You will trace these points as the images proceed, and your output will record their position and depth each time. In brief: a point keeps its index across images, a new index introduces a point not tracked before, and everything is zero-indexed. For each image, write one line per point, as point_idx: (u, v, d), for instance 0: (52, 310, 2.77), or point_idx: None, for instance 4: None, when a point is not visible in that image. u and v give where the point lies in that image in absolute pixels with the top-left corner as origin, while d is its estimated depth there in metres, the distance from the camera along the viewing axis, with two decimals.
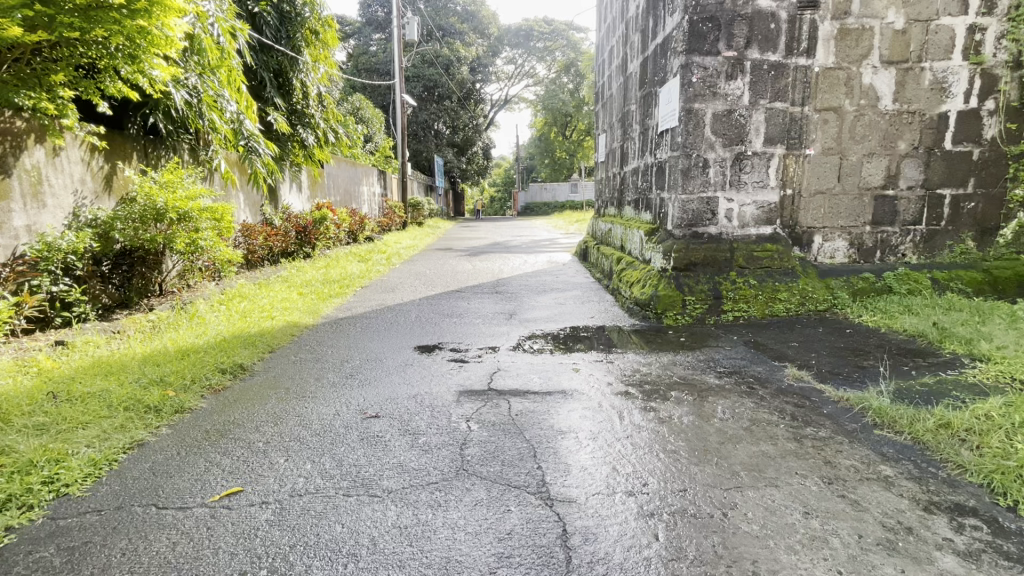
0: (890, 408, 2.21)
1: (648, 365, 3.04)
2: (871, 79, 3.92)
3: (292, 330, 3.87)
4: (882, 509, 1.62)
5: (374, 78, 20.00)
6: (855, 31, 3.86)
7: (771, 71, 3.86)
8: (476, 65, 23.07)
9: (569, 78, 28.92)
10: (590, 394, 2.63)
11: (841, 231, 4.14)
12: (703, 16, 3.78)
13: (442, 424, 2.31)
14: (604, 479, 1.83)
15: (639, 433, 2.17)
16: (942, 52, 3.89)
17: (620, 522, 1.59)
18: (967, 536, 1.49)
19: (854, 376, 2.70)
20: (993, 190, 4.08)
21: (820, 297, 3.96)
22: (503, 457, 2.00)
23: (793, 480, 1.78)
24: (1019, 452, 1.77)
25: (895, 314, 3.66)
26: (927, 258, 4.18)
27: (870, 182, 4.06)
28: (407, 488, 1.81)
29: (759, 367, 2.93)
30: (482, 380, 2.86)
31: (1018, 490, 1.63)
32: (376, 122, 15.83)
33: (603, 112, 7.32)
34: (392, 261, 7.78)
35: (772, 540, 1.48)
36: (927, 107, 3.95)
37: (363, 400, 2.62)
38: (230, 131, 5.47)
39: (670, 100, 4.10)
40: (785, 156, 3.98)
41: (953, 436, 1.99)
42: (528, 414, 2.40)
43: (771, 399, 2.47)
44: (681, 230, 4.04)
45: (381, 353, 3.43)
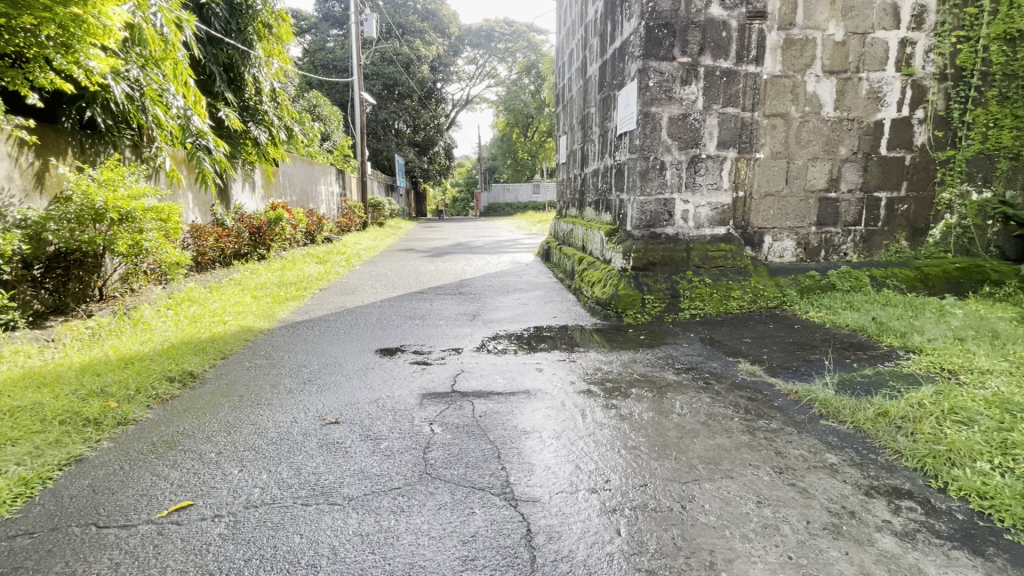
0: (835, 399, 2.34)
1: (610, 363, 3.10)
2: (815, 87, 4.14)
3: (245, 335, 3.72)
4: (828, 495, 1.71)
5: (332, 75, 19.57)
6: (799, 41, 4.06)
7: (723, 77, 4.00)
8: (436, 64, 22.85)
9: (530, 79, 29.09)
10: (553, 393, 2.66)
11: (789, 231, 4.34)
12: (659, 22, 3.89)
13: (405, 428, 2.27)
14: (567, 478, 1.85)
15: (601, 430, 2.21)
16: (878, 64, 4.14)
17: (583, 519, 1.61)
18: (903, 517, 1.59)
19: (803, 370, 2.83)
20: (924, 194, 4.37)
21: (770, 294, 4.14)
22: (467, 459, 1.99)
23: (746, 471, 1.86)
24: (948, 437, 1.90)
25: (838, 309, 3.87)
26: (866, 256, 4.43)
27: (815, 185, 4.28)
28: (368, 495, 1.77)
29: (715, 363, 3.04)
30: (445, 382, 2.84)
31: (948, 473, 1.76)
32: (334, 120, 15.44)
33: (564, 114, 7.41)
34: (352, 262, 7.62)
35: (728, 530, 1.54)
36: (864, 115, 4.20)
37: (322, 405, 2.55)
38: (177, 127, 5.21)
39: (628, 103, 4.20)
40: (737, 159, 4.14)
41: (890, 423, 2.12)
42: (491, 415, 2.40)
43: (726, 394, 2.56)
44: (639, 231, 4.14)
45: (341, 356, 3.35)
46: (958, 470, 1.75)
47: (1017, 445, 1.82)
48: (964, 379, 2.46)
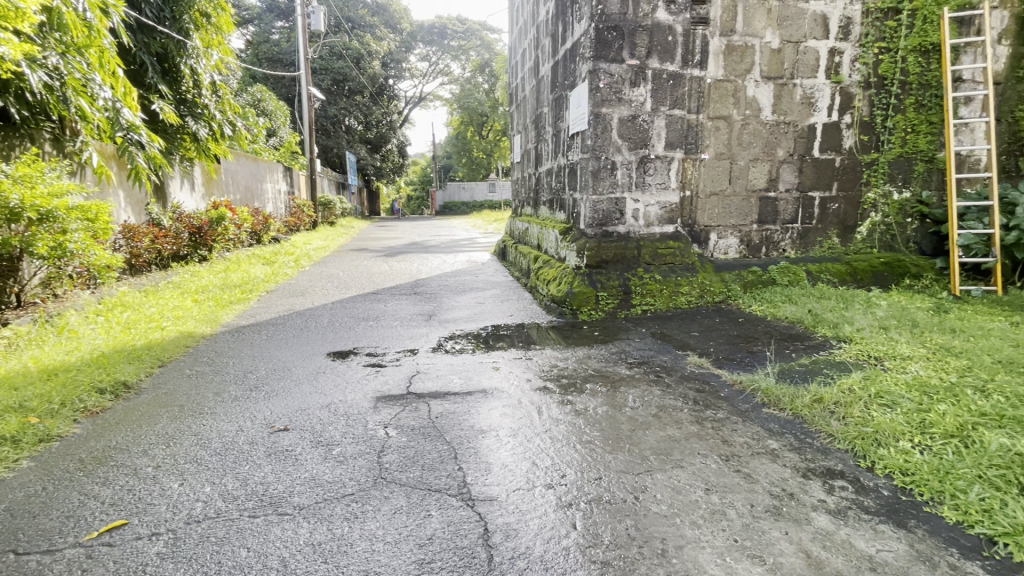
0: (775, 388, 2.47)
1: (565, 360, 3.14)
2: (754, 92, 4.34)
3: (185, 341, 3.52)
4: (770, 479, 1.80)
5: (278, 68, 18.84)
6: (740, 47, 4.25)
7: (670, 80, 4.13)
8: (388, 60, 22.39)
9: (484, 78, 29.04)
10: (510, 391, 2.67)
11: (733, 229, 4.54)
12: (608, 25, 3.97)
13: (358, 433, 2.22)
14: (524, 475, 1.86)
15: (557, 426, 2.24)
16: (810, 71, 4.40)
17: (539, 515, 1.62)
18: (836, 496, 1.70)
19: (746, 362, 2.97)
20: (852, 194, 4.68)
21: (715, 289, 4.33)
22: (424, 461, 1.96)
23: (695, 460, 1.93)
24: (875, 420, 2.05)
25: (778, 303, 4.08)
26: (803, 252, 4.70)
27: (756, 184, 4.50)
28: (320, 503, 1.72)
29: (665, 357, 3.14)
30: (400, 385, 2.79)
31: (875, 453, 1.89)
32: (280, 115, 14.83)
33: (517, 114, 7.45)
34: (301, 263, 7.34)
35: (679, 518, 1.59)
36: (799, 119, 4.45)
37: (270, 412, 2.44)
38: (105, 120, 4.86)
39: (580, 104, 4.26)
40: (684, 159, 4.29)
41: (825, 408, 2.26)
42: (448, 415, 2.38)
43: (676, 386, 2.66)
44: (592, 229, 4.22)
45: (290, 361, 3.22)
46: (884, 450, 1.89)
47: (933, 424, 1.99)
48: (888, 365, 2.66)
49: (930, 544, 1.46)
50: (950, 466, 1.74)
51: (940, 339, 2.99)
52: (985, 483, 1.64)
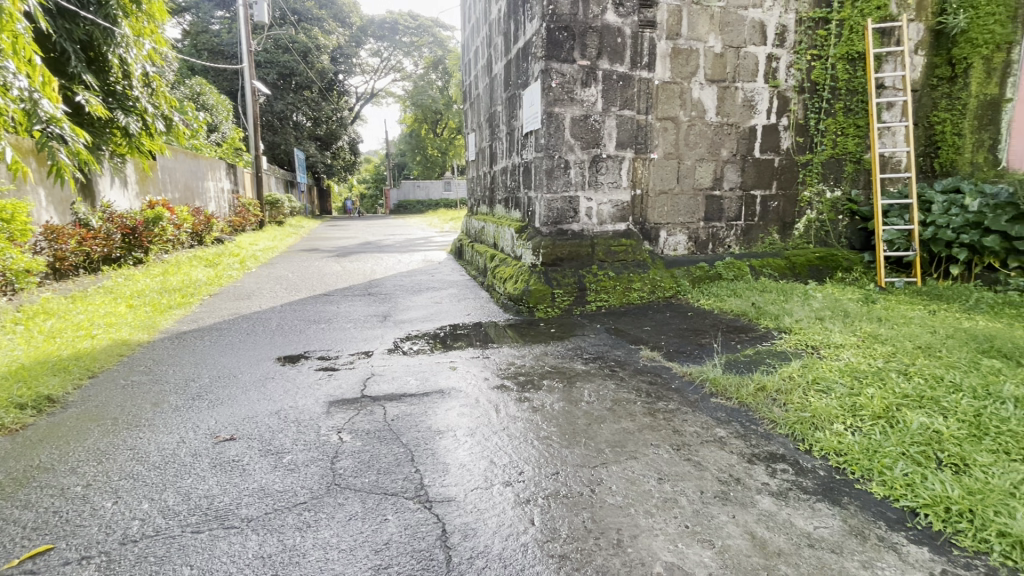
0: (722, 378, 2.58)
1: (523, 357, 3.16)
2: (699, 94, 4.51)
3: (119, 349, 3.29)
4: (718, 466, 1.88)
5: (219, 61, 17.96)
6: (685, 51, 4.40)
7: (620, 81, 4.23)
8: (337, 54, 21.72)
9: (437, 75, 28.67)
10: (468, 391, 2.65)
11: (682, 226, 4.70)
12: (559, 25, 4.02)
13: (310, 439, 2.15)
14: (482, 474, 1.85)
15: (514, 424, 2.25)
16: (750, 75, 4.61)
17: (498, 513, 1.62)
18: (779, 478, 1.79)
19: (695, 354, 3.08)
20: (790, 192, 4.94)
21: (666, 285, 4.47)
22: (379, 465, 1.93)
23: (648, 451, 1.99)
24: (812, 405, 2.19)
25: (724, 297, 4.27)
26: (747, 248, 4.93)
27: (702, 183, 4.67)
28: (271, 513, 1.65)
29: (619, 351, 3.22)
30: (354, 388, 2.71)
31: (812, 436, 2.01)
32: (222, 109, 14.10)
33: (472, 112, 7.41)
34: (247, 265, 7.02)
35: (633, 508, 1.64)
36: (740, 120, 4.66)
37: (214, 422, 2.32)
38: (19, 112, 4.47)
39: (533, 103, 4.29)
40: (635, 159, 4.40)
41: (767, 396, 2.38)
42: (404, 417, 2.34)
43: (630, 379, 2.73)
44: (547, 227, 4.27)
45: (236, 367, 3.08)
46: (820, 433, 2.01)
47: (863, 407, 2.13)
48: (823, 353, 2.84)
49: (861, 519, 1.57)
50: (878, 445, 1.87)
51: (869, 327, 3.21)
52: (908, 459, 1.78)
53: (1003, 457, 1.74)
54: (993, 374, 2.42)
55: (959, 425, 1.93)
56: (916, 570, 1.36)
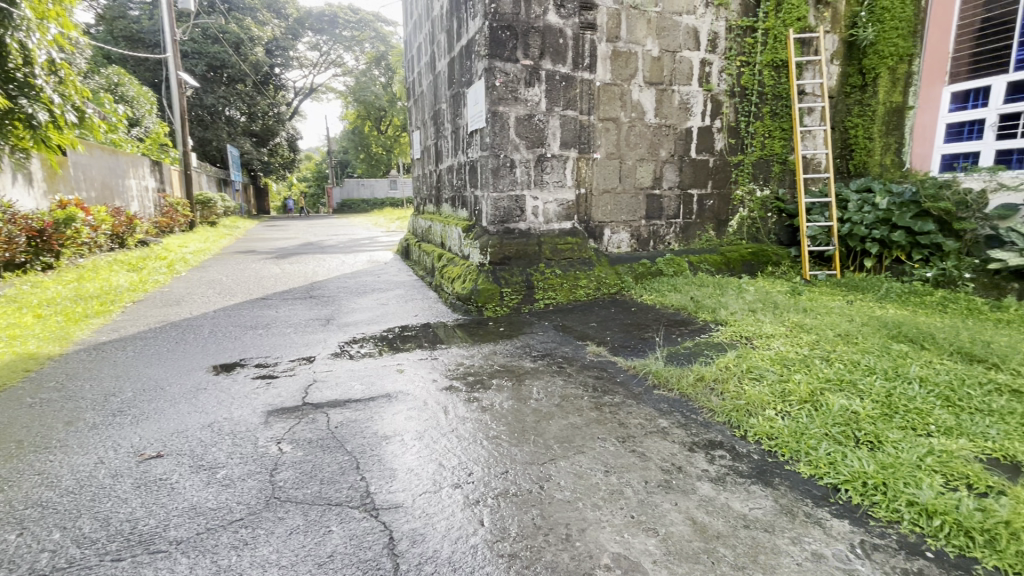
0: (664, 370, 2.68)
1: (472, 357, 3.14)
2: (639, 96, 4.65)
3: (25, 364, 2.98)
4: (661, 456, 1.94)
5: (139, 49, 16.71)
6: (624, 53, 4.52)
7: (563, 82, 4.29)
8: (273, 47, 20.78)
9: (380, 71, 27.96)
10: (416, 394, 2.60)
11: (625, 224, 4.83)
12: (501, 24, 4.02)
13: (246, 452, 2.03)
14: (430, 477, 1.82)
15: (463, 424, 2.23)
16: (685, 79, 4.80)
17: (446, 516, 1.60)
18: (717, 464, 1.88)
19: (639, 348, 3.18)
20: (724, 191, 5.20)
21: (611, 281, 4.59)
22: (322, 475, 1.85)
23: (595, 444, 2.03)
24: (746, 393, 2.31)
25: (665, 292, 4.43)
26: (686, 245, 5.15)
27: (643, 183, 4.83)
28: (203, 533, 1.55)
29: (566, 348, 3.27)
30: (295, 396, 2.60)
31: (746, 422, 2.13)
32: (143, 102, 13.09)
33: (416, 110, 7.28)
34: (175, 268, 6.57)
35: (581, 502, 1.66)
36: (677, 122, 4.85)
37: (139, 439, 2.15)
38: None
39: (477, 101, 4.27)
40: (578, 158, 4.48)
41: (705, 386, 2.49)
42: (349, 424, 2.27)
43: (577, 375, 2.78)
44: (494, 226, 4.27)
45: (163, 379, 2.86)
46: (754, 419, 2.13)
47: (791, 392, 2.28)
48: (756, 343, 3.01)
49: (790, 498, 1.67)
50: (805, 428, 2.00)
51: (796, 317, 3.44)
52: (831, 439, 1.92)
53: (911, 433, 1.91)
54: (902, 358, 2.65)
55: (874, 406, 2.10)
56: (839, 542, 1.46)
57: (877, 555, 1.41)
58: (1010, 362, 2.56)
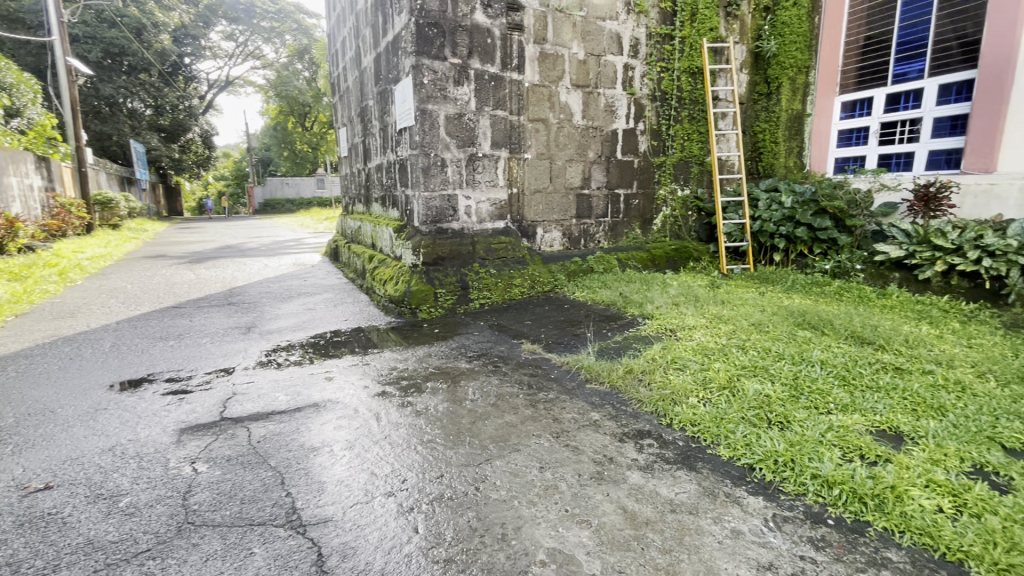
0: (595, 364, 2.77)
1: (405, 361, 3.07)
2: (566, 98, 4.75)
3: None
4: (593, 448, 2.00)
5: (18, 31, 14.84)
6: (551, 55, 4.60)
7: (491, 82, 4.29)
8: (180, 35, 19.24)
9: (303, 65, 26.62)
10: (346, 401, 2.50)
11: (556, 223, 4.93)
12: (428, 21, 3.96)
13: (154, 476, 1.85)
14: (362, 488, 1.76)
15: (397, 431, 2.17)
16: (610, 82, 4.97)
17: (379, 527, 1.55)
18: (646, 453, 1.96)
19: (572, 344, 3.25)
20: (648, 191, 5.45)
21: (544, 279, 4.67)
22: (242, 494, 1.73)
23: (530, 441, 2.05)
24: (672, 383, 2.43)
25: (596, 288, 4.57)
26: (615, 242, 5.34)
27: (573, 183, 4.95)
28: (103, 570, 1.39)
29: (502, 347, 3.28)
30: (212, 411, 2.41)
31: (671, 410, 2.23)
32: (25, 90, 11.62)
33: (341, 106, 7.01)
34: (69, 277, 5.90)
35: (516, 500, 1.67)
36: (604, 124, 5.01)
37: (23, 470, 1.90)
38: None
39: (405, 99, 4.18)
40: (509, 158, 4.51)
41: (634, 377, 2.60)
42: (273, 438, 2.14)
43: (512, 373, 2.80)
44: (426, 226, 4.20)
45: (53, 401, 2.55)
46: (678, 407, 2.24)
47: (712, 379, 2.43)
48: (679, 335, 3.18)
49: (712, 479, 1.77)
50: (724, 413, 2.14)
51: (715, 309, 3.67)
52: (747, 422, 2.06)
53: (815, 411, 2.10)
54: (806, 343, 2.91)
55: (784, 388, 2.29)
56: (754, 518, 1.57)
57: (787, 526, 1.53)
58: (893, 342, 2.88)
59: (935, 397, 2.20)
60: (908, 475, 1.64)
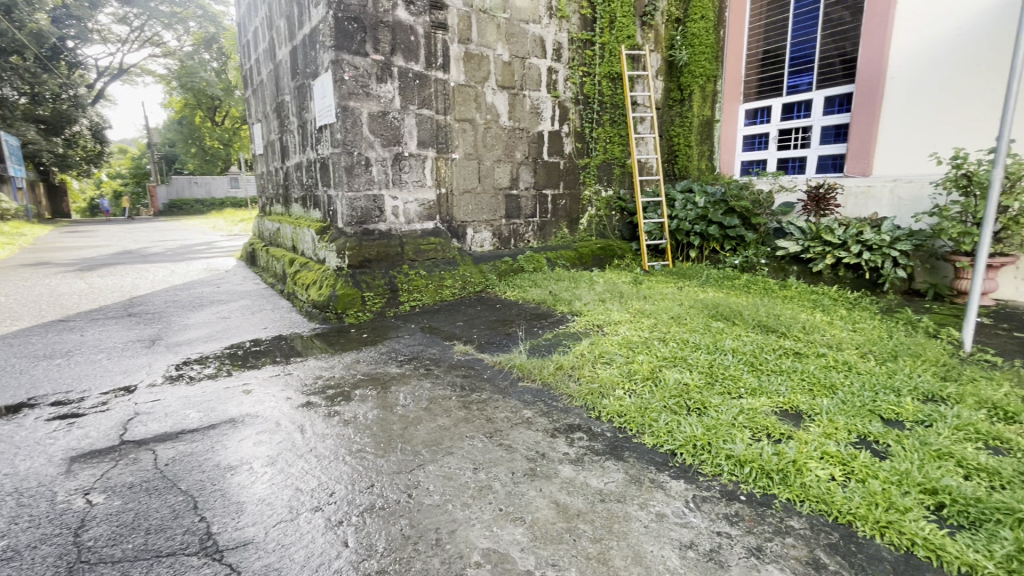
0: (527, 362, 2.81)
1: (331, 369, 2.94)
2: (492, 98, 4.77)
3: None
4: (526, 445, 2.03)
5: None
6: (476, 56, 4.60)
7: (416, 80, 4.22)
8: (60, 15, 16.80)
9: (210, 55, 24.45)
10: (267, 415, 2.36)
11: (486, 224, 4.94)
12: (348, 15, 3.82)
13: (37, 513, 1.64)
14: (286, 505, 1.66)
15: (323, 442, 2.08)
16: (535, 85, 5.06)
17: (306, 544, 1.48)
18: (577, 446, 2.01)
19: (504, 344, 3.27)
20: (574, 191, 5.61)
21: (475, 280, 4.68)
22: (147, 524, 1.58)
23: (463, 443, 2.04)
24: (600, 376, 2.52)
25: (526, 288, 4.63)
26: (543, 242, 5.44)
27: (501, 183, 4.98)
28: None
29: (433, 349, 3.23)
30: (110, 435, 2.18)
31: (599, 403, 2.32)
32: None
33: (255, 100, 6.58)
34: None
35: (451, 503, 1.66)
36: (530, 125, 5.09)
37: None
38: None
39: (324, 95, 4.00)
40: (436, 158, 4.46)
41: (564, 373, 2.67)
42: (183, 459, 1.97)
43: (445, 375, 2.77)
44: (351, 228, 4.05)
45: None
46: (606, 400, 2.33)
47: (636, 371, 2.55)
48: (606, 330, 3.30)
49: (638, 467, 1.86)
50: (648, 403, 2.25)
51: (638, 304, 3.85)
52: (668, 410, 2.18)
53: (728, 396, 2.27)
54: (720, 333, 3.14)
55: (701, 376, 2.45)
56: (676, 501, 1.66)
57: (705, 505, 1.63)
58: (792, 329, 3.17)
59: (828, 377, 2.46)
60: (806, 449, 1.82)
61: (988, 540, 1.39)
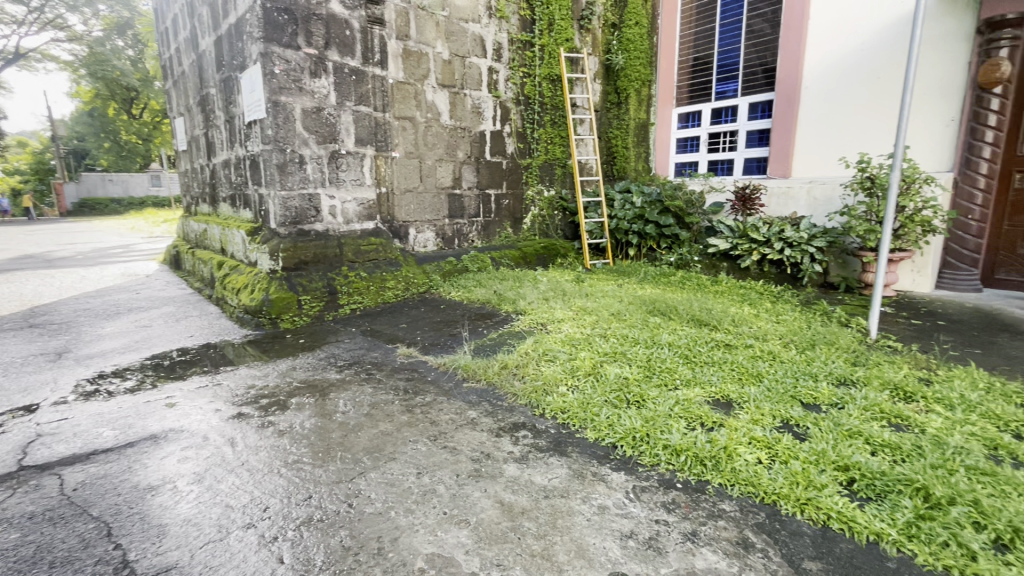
0: (471, 362, 2.80)
1: (265, 377, 2.79)
2: (433, 97, 4.71)
3: None
4: (471, 446, 2.02)
5: None
6: (415, 53, 4.53)
7: (353, 75, 4.09)
8: None
9: (125, 42, 22.50)
10: (193, 429, 2.20)
11: (429, 223, 4.87)
12: (277, 6, 3.63)
13: None
14: (214, 524, 1.56)
15: (256, 455, 1.97)
16: (475, 84, 5.05)
17: (237, 564, 1.39)
18: (521, 445, 2.03)
19: (448, 345, 3.24)
20: (517, 191, 5.65)
21: (419, 281, 4.60)
22: (51, 557, 1.43)
23: (406, 448, 2.00)
24: (544, 374, 2.56)
25: (470, 288, 4.60)
26: (487, 241, 5.44)
27: (443, 183, 4.93)
28: None
29: (375, 353, 3.15)
30: (6, 461, 1.95)
31: (543, 401, 2.34)
32: None
33: (176, 93, 6.15)
34: None
35: (393, 510, 1.62)
36: (471, 125, 5.08)
37: None
38: None
39: (253, 88, 3.80)
40: (375, 157, 4.35)
41: (508, 372, 2.68)
42: (95, 482, 1.80)
43: (387, 380, 2.70)
44: (285, 228, 3.86)
45: None
46: (550, 397, 2.35)
47: (579, 367, 2.61)
48: (549, 328, 3.35)
49: (581, 462, 1.90)
50: (590, 398, 2.31)
51: (580, 302, 3.93)
52: (609, 404, 2.24)
53: (664, 388, 2.36)
54: (657, 327, 3.26)
55: (640, 370, 2.54)
56: (617, 492, 1.71)
57: (644, 495, 1.69)
58: (723, 322, 3.35)
59: (754, 367, 2.61)
60: (736, 435, 1.92)
61: (891, 509, 1.53)
